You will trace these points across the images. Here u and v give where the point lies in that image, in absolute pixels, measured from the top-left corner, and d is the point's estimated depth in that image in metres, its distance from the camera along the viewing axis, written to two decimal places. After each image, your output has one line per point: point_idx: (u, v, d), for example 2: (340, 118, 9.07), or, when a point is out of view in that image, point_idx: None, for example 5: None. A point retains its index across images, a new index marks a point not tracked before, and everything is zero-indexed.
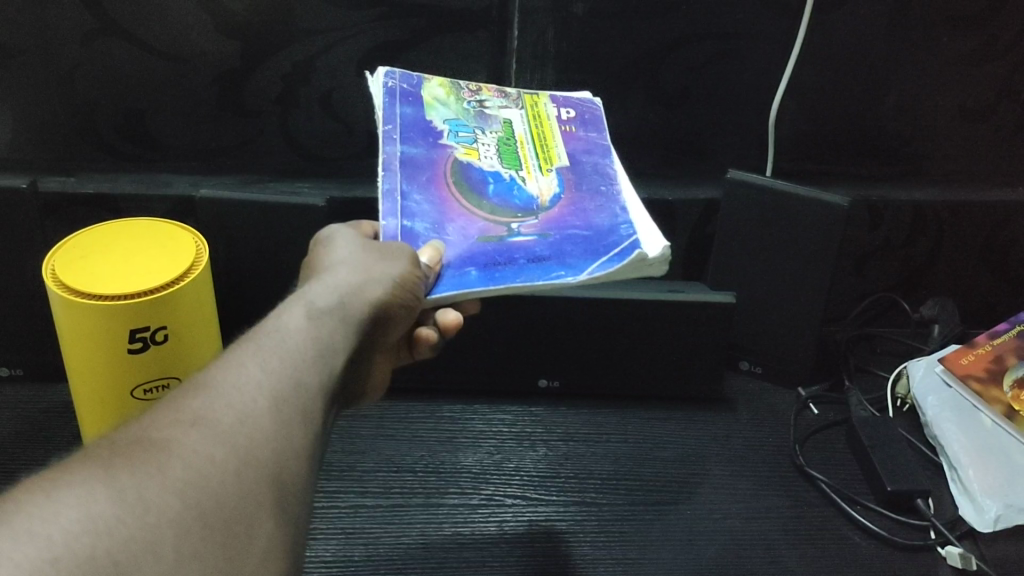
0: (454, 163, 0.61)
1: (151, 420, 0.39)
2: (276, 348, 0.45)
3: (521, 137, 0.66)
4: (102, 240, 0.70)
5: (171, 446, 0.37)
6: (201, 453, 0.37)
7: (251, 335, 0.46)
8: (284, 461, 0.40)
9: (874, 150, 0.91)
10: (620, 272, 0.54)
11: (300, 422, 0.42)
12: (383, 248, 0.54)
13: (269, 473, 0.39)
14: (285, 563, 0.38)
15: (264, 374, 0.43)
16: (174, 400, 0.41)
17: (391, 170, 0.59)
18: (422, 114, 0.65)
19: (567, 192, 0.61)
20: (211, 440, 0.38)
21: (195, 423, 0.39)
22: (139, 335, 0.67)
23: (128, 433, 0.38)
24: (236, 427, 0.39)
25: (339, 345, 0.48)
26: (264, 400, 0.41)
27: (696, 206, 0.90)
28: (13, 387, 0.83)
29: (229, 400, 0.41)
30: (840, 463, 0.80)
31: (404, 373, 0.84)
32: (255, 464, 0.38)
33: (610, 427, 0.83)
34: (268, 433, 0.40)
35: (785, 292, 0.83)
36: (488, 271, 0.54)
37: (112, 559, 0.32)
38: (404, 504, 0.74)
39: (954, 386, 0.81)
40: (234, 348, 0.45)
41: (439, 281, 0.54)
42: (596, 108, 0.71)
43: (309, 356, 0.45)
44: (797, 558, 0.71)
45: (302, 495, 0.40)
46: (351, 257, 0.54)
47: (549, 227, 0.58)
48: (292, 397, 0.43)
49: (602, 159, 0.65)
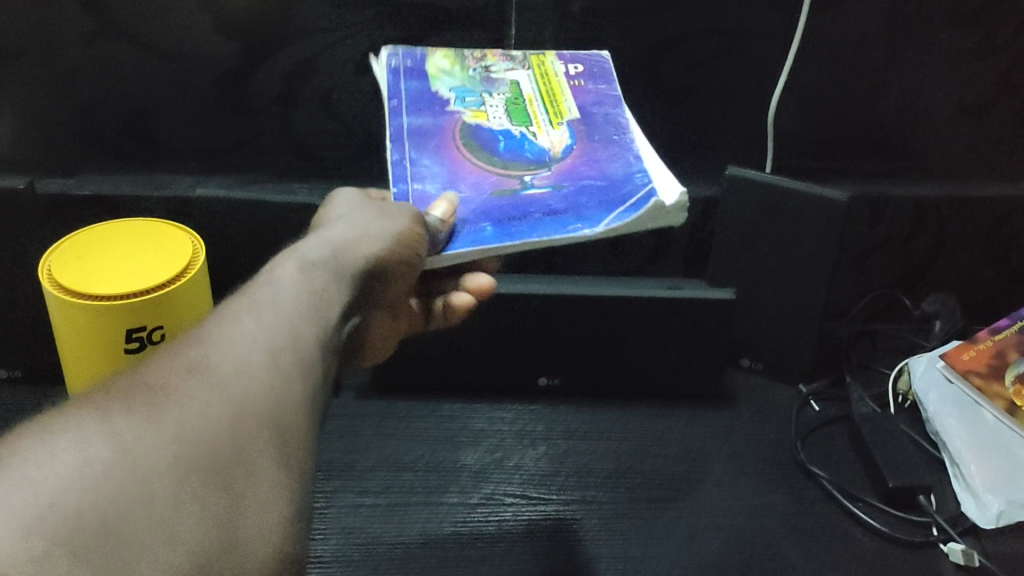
0: (461, 125, 0.62)
1: (151, 368, 0.39)
2: (274, 297, 0.44)
3: (530, 94, 0.65)
4: (101, 237, 0.70)
5: (169, 392, 0.37)
6: (200, 397, 0.37)
7: (250, 286, 0.46)
8: (285, 408, 0.39)
9: (875, 146, 0.91)
10: (630, 224, 0.55)
11: (302, 368, 0.41)
12: (386, 207, 0.55)
13: (268, 418, 0.38)
14: (292, 506, 0.37)
15: (257, 321, 0.42)
16: (174, 348, 0.41)
17: (399, 141, 0.61)
18: (428, 84, 0.65)
19: (579, 143, 0.61)
20: (208, 386, 0.38)
21: (193, 369, 0.39)
22: (136, 335, 0.66)
23: (127, 380, 0.38)
24: (235, 372, 0.39)
25: (338, 292, 0.48)
26: (263, 347, 0.41)
27: (697, 203, 0.90)
28: (12, 388, 0.83)
29: (227, 349, 0.40)
30: (843, 459, 0.79)
31: (403, 370, 0.84)
32: (254, 409, 0.38)
33: (610, 425, 0.82)
34: (269, 378, 0.40)
35: (786, 287, 0.83)
36: (503, 226, 0.55)
37: (104, 512, 0.32)
38: (403, 503, 0.73)
39: (956, 381, 0.81)
40: (232, 298, 0.45)
41: (453, 237, 0.55)
42: (604, 62, 0.70)
43: (309, 304, 0.45)
44: (798, 554, 0.71)
45: (307, 438, 0.39)
46: (352, 211, 0.55)
47: (562, 177, 0.58)
48: (294, 344, 0.42)
49: (613, 108, 0.65)
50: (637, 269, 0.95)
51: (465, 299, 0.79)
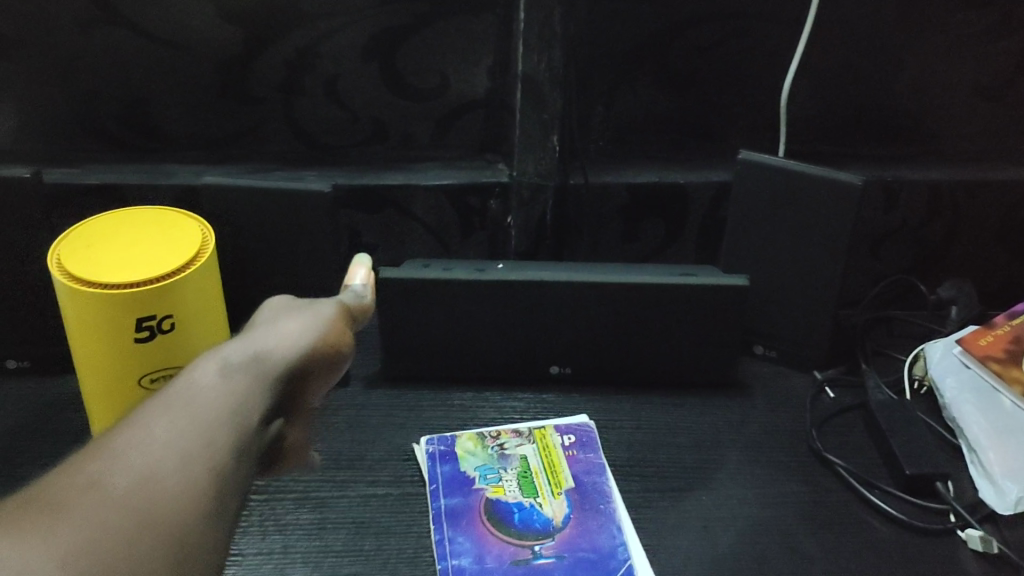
0: (486, 501, 0.71)
1: (46, 485, 0.37)
2: (186, 407, 0.43)
3: (536, 466, 0.74)
4: (108, 225, 0.70)
5: (63, 508, 0.36)
6: (96, 514, 0.36)
7: (159, 396, 0.44)
8: (191, 524, 0.38)
9: (888, 130, 0.90)
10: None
11: (212, 479, 0.40)
12: (311, 308, 0.59)
13: (172, 535, 0.37)
14: None
15: (182, 420, 0.42)
16: (72, 462, 0.39)
17: (437, 523, 0.69)
18: (457, 467, 0.74)
19: None
20: (107, 503, 0.37)
21: (92, 485, 0.37)
22: (146, 323, 0.66)
23: (19, 497, 0.36)
24: (140, 486, 0.38)
25: (262, 393, 0.48)
26: (172, 458, 0.40)
27: (707, 190, 0.89)
28: (20, 380, 0.82)
29: (131, 460, 0.39)
30: (859, 447, 0.78)
31: (414, 360, 0.83)
32: (155, 526, 0.37)
33: (623, 414, 0.81)
34: (177, 491, 0.39)
35: (798, 273, 0.82)
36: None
37: None
38: (415, 493, 0.73)
39: (974, 366, 0.80)
40: (140, 410, 0.43)
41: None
42: None
43: (223, 412, 0.44)
44: (814, 543, 0.70)
45: (214, 557, 0.38)
46: (285, 313, 0.58)
47: (564, 548, 0.67)
48: (205, 454, 0.41)
49: (599, 476, 0.74)
50: (647, 256, 0.95)
51: (476, 286, 0.79)
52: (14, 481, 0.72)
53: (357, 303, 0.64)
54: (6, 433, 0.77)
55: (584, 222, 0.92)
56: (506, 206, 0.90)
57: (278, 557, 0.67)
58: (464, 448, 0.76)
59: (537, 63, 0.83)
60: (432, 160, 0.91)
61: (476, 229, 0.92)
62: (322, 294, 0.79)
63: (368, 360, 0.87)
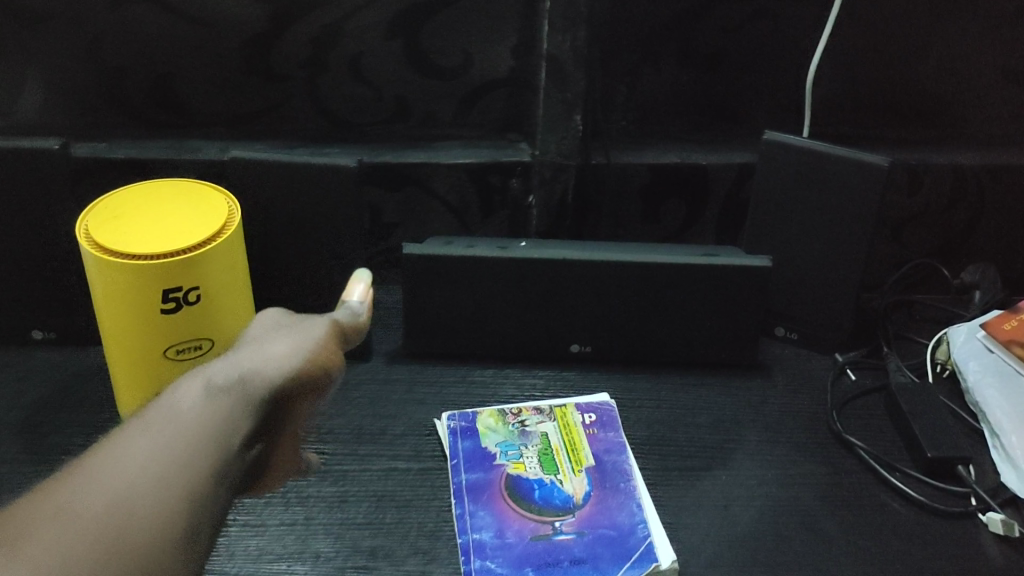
0: (508, 476, 0.71)
1: (17, 512, 0.38)
2: (165, 429, 0.44)
3: (557, 443, 0.74)
4: (135, 198, 0.70)
5: (27, 537, 0.37)
6: (58, 544, 0.37)
7: (143, 414, 0.46)
8: (154, 552, 0.39)
9: (913, 113, 0.89)
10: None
11: (183, 506, 0.41)
12: (302, 324, 0.56)
13: (133, 561, 0.38)
14: None
15: (149, 454, 0.42)
16: (46, 486, 0.40)
17: (458, 497, 0.69)
18: (478, 443, 0.74)
19: None
20: (71, 531, 0.38)
21: (57, 514, 0.38)
22: (172, 295, 0.66)
23: None
24: (107, 514, 0.39)
25: (239, 420, 0.47)
26: (144, 482, 0.41)
27: (729, 171, 0.89)
28: (46, 351, 0.83)
29: (103, 488, 0.40)
30: (880, 430, 0.78)
31: (435, 337, 0.83)
32: (116, 553, 0.38)
33: (642, 393, 0.81)
34: (142, 520, 0.39)
35: (821, 255, 0.82)
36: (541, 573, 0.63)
37: None
38: (436, 468, 0.73)
39: (997, 350, 0.80)
40: (120, 431, 0.44)
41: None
42: None
43: (202, 436, 0.45)
44: (834, 524, 0.70)
45: None
46: (274, 331, 0.55)
47: (583, 524, 0.67)
48: (178, 479, 0.42)
49: (620, 455, 0.74)
50: (669, 237, 0.94)
51: (498, 263, 0.79)
52: (40, 450, 0.73)
53: (350, 322, 0.59)
54: (32, 403, 0.78)
55: (606, 203, 0.91)
56: (528, 185, 0.90)
57: (300, 528, 0.67)
58: (486, 424, 0.76)
59: (561, 43, 0.82)
60: (455, 138, 0.91)
61: (498, 209, 0.92)
62: (345, 269, 0.79)
63: (389, 336, 0.87)
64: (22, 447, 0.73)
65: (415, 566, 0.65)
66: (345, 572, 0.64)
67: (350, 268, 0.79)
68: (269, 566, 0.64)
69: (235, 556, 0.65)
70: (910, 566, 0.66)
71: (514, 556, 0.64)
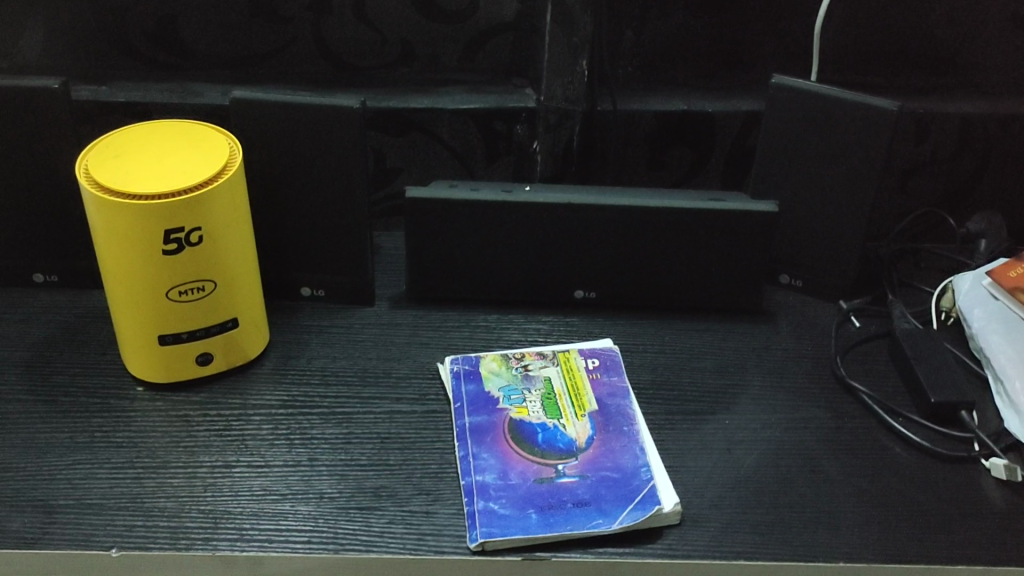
0: (512, 420, 0.71)
1: None
2: None
3: (561, 387, 0.74)
4: (136, 139, 0.70)
5: None
6: None
7: None
8: None
9: (922, 61, 0.88)
10: (647, 520, 0.63)
11: None
12: None
13: None
14: None
15: None
16: None
17: (461, 439, 0.69)
18: (482, 386, 0.74)
19: None
20: None
21: None
22: (174, 236, 0.66)
23: None
24: None
25: None
26: None
27: (737, 118, 0.89)
28: (49, 294, 0.83)
29: None
30: (883, 375, 0.78)
31: (439, 282, 0.83)
32: None
33: (646, 338, 0.82)
34: None
35: (827, 202, 0.81)
36: (545, 514, 0.63)
37: None
38: (439, 410, 0.73)
39: (1002, 298, 0.80)
40: None
41: (506, 529, 0.62)
42: None
43: None
44: (837, 467, 0.70)
45: None
46: None
47: (587, 467, 0.67)
48: None
49: (623, 399, 0.74)
50: (674, 184, 0.94)
51: (504, 207, 0.79)
52: (45, 390, 0.73)
53: None
54: (37, 343, 0.78)
55: (612, 149, 0.91)
56: (533, 131, 0.89)
57: (304, 469, 0.67)
58: (490, 368, 0.76)
59: None
60: (459, 83, 0.91)
61: (502, 155, 0.92)
62: (349, 214, 0.78)
63: (393, 281, 0.87)
64: (28, 386, 0.73)
65: (418, 507, 0.65)
66: (349, 511, 0.64)
67: (353, 211, 0.78)
68: (273, 506, 0.64)
69: (240, 495, 0.65)
70: (912, 508, 0.67)
71: (518, 497, 0.64)
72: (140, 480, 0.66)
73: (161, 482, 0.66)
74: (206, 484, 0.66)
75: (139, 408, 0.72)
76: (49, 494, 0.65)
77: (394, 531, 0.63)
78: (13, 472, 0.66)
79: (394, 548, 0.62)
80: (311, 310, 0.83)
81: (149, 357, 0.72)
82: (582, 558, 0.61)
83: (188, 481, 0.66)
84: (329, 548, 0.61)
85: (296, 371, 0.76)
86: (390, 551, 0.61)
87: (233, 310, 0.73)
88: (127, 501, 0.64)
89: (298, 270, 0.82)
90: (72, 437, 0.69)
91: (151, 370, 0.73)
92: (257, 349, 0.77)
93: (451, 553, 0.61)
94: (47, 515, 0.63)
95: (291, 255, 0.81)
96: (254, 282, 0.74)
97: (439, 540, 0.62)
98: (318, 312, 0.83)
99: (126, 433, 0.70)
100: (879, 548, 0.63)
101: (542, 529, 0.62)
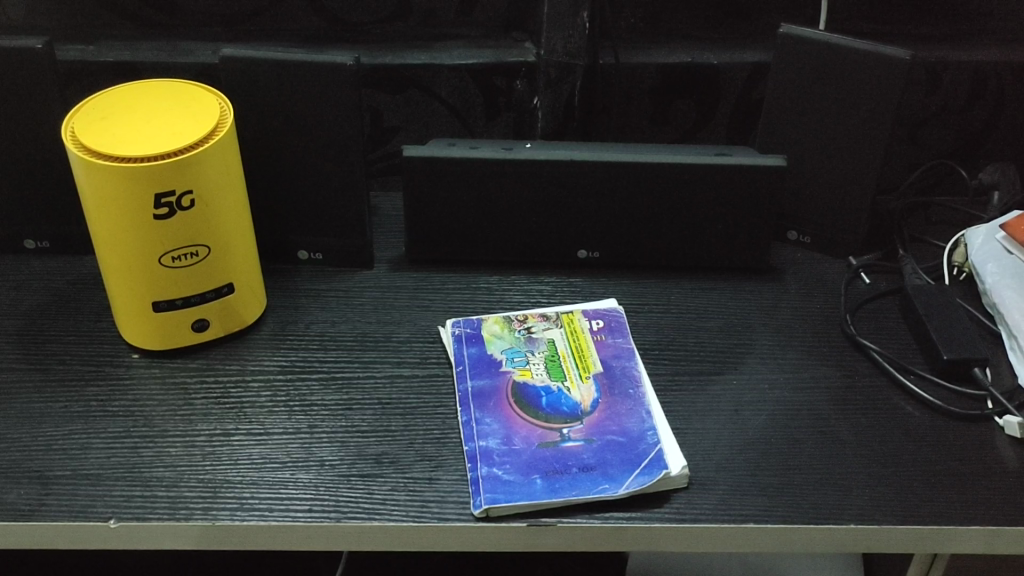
0: (515, 385, 0.69)
1: None
2: None
3: (564, 350, 0.72)
4: (124, 100, 0.68)
5: None
6: None
7: None
8: None
9: (932, 7, 0.86)
10: (654, 485, 0.62)
11: None
12: None
13: None
14: None
15: None
16: None
17: (464, 405, 0.68)
18: (484, 349, 0.72)
19: None
20: None
21: None
22: (165, 200, 0.64)
23: None
24: None
25: None
26: None
27: (742, 69, 0.86)
28: (42, 260, 0.81)
29: None
30: (895, 333, 0.77)
31: (440, 243, 0.81)
32: None
33: (651, 297, 0.80)
34: None
35: (834, 155, 0.79)
36: (550, 480, 0.62)
37: None
38: (441, 374, 0.72)
39: (1016, 253, 0.78)
40: None
41: (510, 495, 0.61)
42: None
43: None
44: (846, 427, 0.68)
45: None
46: None
47: (592, 432, 0.66)
48: None
49: (629, 361, 0.72)
50: (680, 141, 0.92)
51: (504, 165, 0.77)
52: (39, 359, 0.72)
53: None
54: (30, 311, 0.76)
55: (614, 103, 0.89)
56: (532, 87, 0.87)
57: (304, 436, 0.66)
58: (492, 331, 0.74)
59: None
60: (457, 37, 0.88)
61: (502, 111, 0.89)
62: (345, 175, 0.76)
63: (391, 244, 0.85)
64: (22, 355, 0.72)
65: (421, 473, 0.64)
66: (350, 479, 0.63)
67: (350, 172, 0.76)
68: (273, 474, 0.63)
69: (240, 464, 0.64)
70: (924, 469, 0.65)
71: (522, 462, 0.63)
72: (138, 450, 0.65)
73: (160, 451, 0.65)
74: (206, 453, 0.65)
75: (135, 376, 0.71)
76: (44, 464, 0.63)
77: (396, 498, 0.62)
78: (7, 443, 0.65)
79: (397, 515, 0.60)
80: (309, 274, 0.81)
81: (144, 324, 0.71)
82: (589, 524, 0.60)
83: (187, 450, 0.65)
84: (330, 517, 0.60)
85: (293, 337, 0.75)
86: (393, 519, 0.60)
87: (228, 275, 0.71)
88: (125, 471, 0.63)
89: (294, 233, 0.80)
90: (68, 407, 0.68)
91: (146, 337, 0.72)
92: (254, 316, 0.75)
93: (455, 520, 0.60)
94: (44, 487, 0.62)
95: (288, 218, 0.79)
96: (249, 247, 0.72)
97: (442, 506, 0.61)
98: (316, 276, 0.81)
99: (122, 402, 0.69)
100: (891, 510, 0.62)
101: (546, 495, 0.61)
